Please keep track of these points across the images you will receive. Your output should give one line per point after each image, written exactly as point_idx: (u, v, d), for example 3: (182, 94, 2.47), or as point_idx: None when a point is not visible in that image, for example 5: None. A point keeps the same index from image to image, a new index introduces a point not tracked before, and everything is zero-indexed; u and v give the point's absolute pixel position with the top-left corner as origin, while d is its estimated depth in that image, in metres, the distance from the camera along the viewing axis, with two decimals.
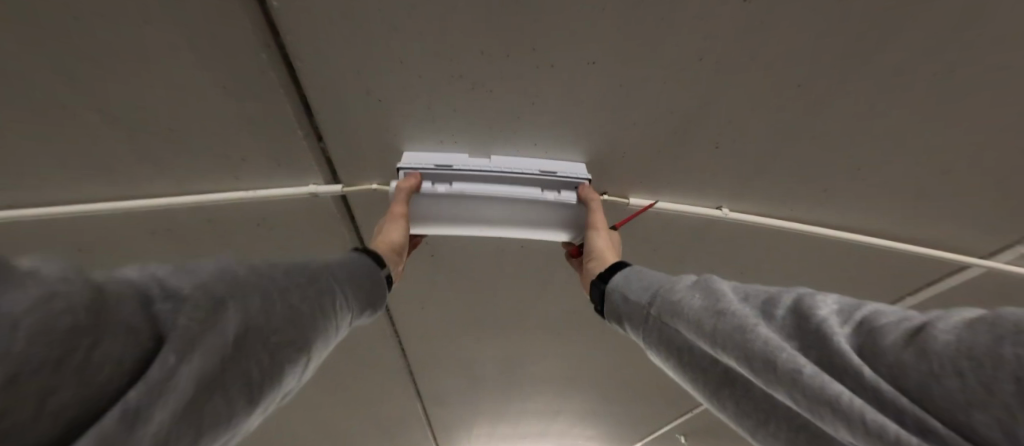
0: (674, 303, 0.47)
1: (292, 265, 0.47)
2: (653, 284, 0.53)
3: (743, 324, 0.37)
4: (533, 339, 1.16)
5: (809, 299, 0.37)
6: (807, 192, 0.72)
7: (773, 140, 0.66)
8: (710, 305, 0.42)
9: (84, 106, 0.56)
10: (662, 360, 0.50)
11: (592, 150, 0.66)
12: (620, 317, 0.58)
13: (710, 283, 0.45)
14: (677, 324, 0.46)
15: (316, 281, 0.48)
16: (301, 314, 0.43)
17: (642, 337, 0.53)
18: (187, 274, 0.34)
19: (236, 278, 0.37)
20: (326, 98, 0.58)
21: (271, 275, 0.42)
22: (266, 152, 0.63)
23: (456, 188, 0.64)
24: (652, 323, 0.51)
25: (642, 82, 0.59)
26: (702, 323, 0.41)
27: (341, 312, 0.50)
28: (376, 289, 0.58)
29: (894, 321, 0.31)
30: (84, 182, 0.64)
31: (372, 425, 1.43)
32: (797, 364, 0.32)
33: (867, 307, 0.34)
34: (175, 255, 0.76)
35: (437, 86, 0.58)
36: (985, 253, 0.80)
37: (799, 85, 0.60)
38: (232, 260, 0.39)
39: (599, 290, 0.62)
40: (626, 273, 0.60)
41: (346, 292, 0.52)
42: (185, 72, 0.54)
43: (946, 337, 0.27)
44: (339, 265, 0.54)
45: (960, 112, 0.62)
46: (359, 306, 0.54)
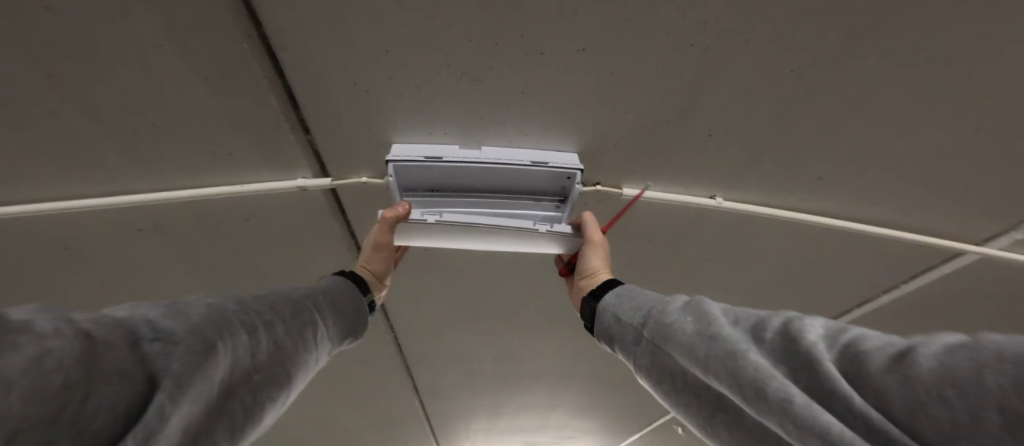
0: (664, 326, 0.46)
1: (273, 301, 0.47)
2: (643, 304, 0.52)
3: (733, 352, 0.37)
4: (529, 334, 1.16)
5: (796, 321, 0.36)
6: (802, 180, 0.72)
7: (768, 128, 0.65)
8: (700, 329, 0.41)
9: (63, 101, 0.55)
10: (652, 383, 0.50)
11: (584, 140, 0.65)
12: (610, 339, 0.56)
13: (700, 306, 0.44)
14: (669, 347, 0.45)
15: (294, 314, 0.49)
16: (275, 351, 0.44)
17: (632, 358, 0.52)
18: (171, 318, 0.33)
19: (218, 319, 0.37)
20: (313, 90, 0.57)
21: (250, 314, 0.42)
22: (252, 146, 0.61)
23: (445, 218, 0.61)
24: (643, 343, 0.50)
25: (634, 70, 0.58)
26: (693, 348, 0.41)
27: (318, 343, 0.51)
28: (354, 315, 0.61)
29: (881, 344, 0.30)
30: (67, 178, 0.63)
31: (370, 422, 1.43)
32: (786, 395, 0.31)
33: (853, 330, 0.34)
34: (165, 254, 0.75)
35: (426, 76, 0.57)
36: (980, 239, 0.80)
37: (794, 71, 0.59)
38: (211, 300, 0.39)
39: (590, 310, 0.61)
40: (620, 294, 0.58)
41: (324, 323, 0.53)
42: (165, 65, 0.53)
43: (928, 362, 0.26)
44: (317, 295, 0.55)
45: (957, 96, 0.62)
46: (333, 334, 0.56)
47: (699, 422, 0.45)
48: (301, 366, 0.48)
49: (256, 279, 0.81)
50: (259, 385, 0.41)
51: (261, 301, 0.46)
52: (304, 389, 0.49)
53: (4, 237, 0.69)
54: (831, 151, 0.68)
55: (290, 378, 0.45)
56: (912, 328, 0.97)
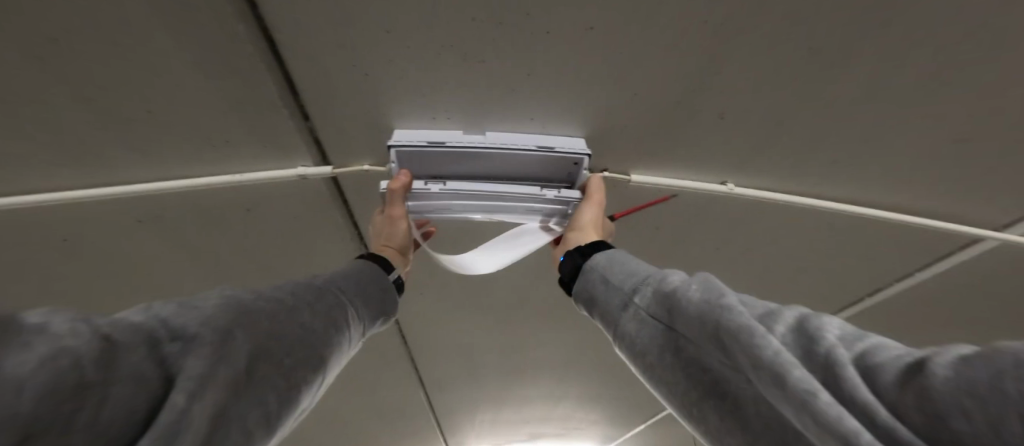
0: (671, 296, 0.43)
1: (293, 288, 0.46)
2: (646, 277, 0.50)
3: (737, 319, 0.32)
4: (535, 325, 1.15)
5: (816, 319, 0.32)
6: (816, 165, 0.70)
7: (782, 111, 0.63)
8: (705, 298, 0.37)
9: (57, 89, 0.54)
10: (643, 357, 0.47)
11: (591, 124, 0.63)
12: (593, 302, 0.56)
13: (709, 278, 0.40)
14: (673, 319, 0.42)
15: (316, 300, 0.47)
16: (305, 335, 0.42)
17: (627, 330, 0.50)
18: (185, 314, 0.32)
19: (236, 310, 0.36)
20: (311, 74, 0.55)
21: (271, 302, 0.41)
22: (251, 133, 0.60)
23: (450, 186, 0.62)
24: (646, 318, 0.47)
25: (643, 49, 0.56)
26: (697, 321, 0.37)
27: (348, 329, 0.50)
28: (383, 293, 0.60)
29: (895, 359, 0.26)
30: (65, 169, 0.61)
31: (376, 413, 1.43)
32: (785, 367, 0.27)
33: (870, 340, 0.29)
34: (167, 245, 0.74)
35: (427, 59, 0.55)
36: (1000, 225, 0.78)
37: (810, 49, 0.56)
38: (228, 291, 0.38)
39: (574, 265, 0.60)
40: (612, 260, 0.57)
41: (350, 305, 0.52)
42: (159, 49, 0.51)
43: (941, 375, 0.22)
44: (337, 280, 0.53)
45: (983, 75, 0.59)
46: (363, 317, 0.55)
47: (680, 398, 0.43)
48: (332, 353, 0.46)
49: (259, 270, 0.80)
50: (293, 369, 0.40)
51: (281, 289, 0.45)
52: (338, 373, 0.48)
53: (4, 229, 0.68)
54: (847, 134, 0.66)
55: (321, 366, 0.44)
56: (926, 316, 0.95)
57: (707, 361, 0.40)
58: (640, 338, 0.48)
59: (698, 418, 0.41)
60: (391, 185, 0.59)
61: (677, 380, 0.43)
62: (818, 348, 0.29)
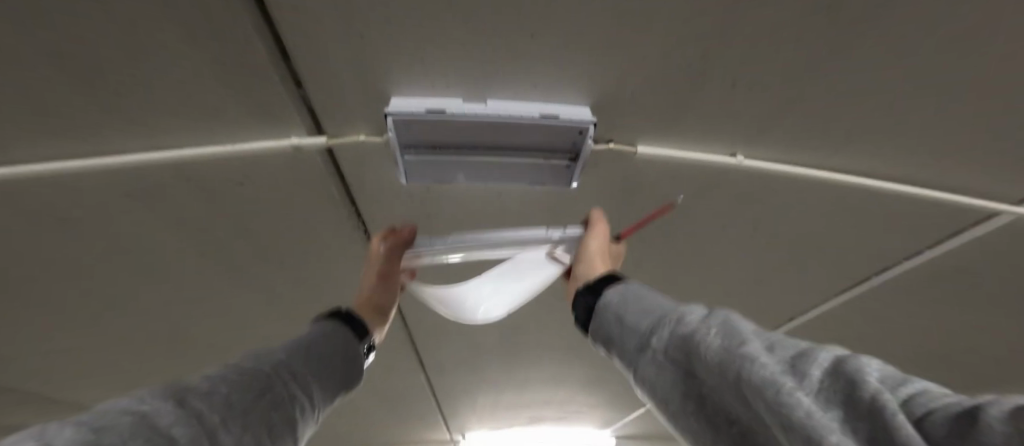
0: (690, 339, 0.38)
1: (236, 373, 0.41)
2: (662, 317, 0.45)
3: (761, 372, 0.28)
4: (536, 307, 1.14)
5: (851, 361, 0.26)
6: (831, 136, 0.67)
7: (796, 79, 0.60)
8: (729, 346, 0.33)
9: (31, 52, 0.50)
10: (665, 405, 0.41)
11: (596, 92, 0.61)
12: (611, 341, 0.53)
13: (735, 324, 0.35)
14: (693, 364, 0.37)
15: (254, 399, 0.40)
16: (246, 437, 0.38)
17: (643, 376, 0.44)
18: (87, 440, 0.27)
19: (156, 424, 0.31)
20: (304, 36, 0.52)
21: (207, 401, 0.37)
22: (241, 101, 0.57)
23: (454, 239, 0.68)
24: (662, 362, 0.42)
25: (654, 10, 0.53)
26: (719, 370, 0.32)
27: (297, 417, 0.45)
28: (340, 382, 0.55)
29: (947, 406, 0.20)
30: (47, 139, 0.59)
31: (377, 396, 1.43)
32: (815, 429, 0.23)
33: (919, 385, 0.24)
34: (158, 222, 0.72)
35: (424, 20, 0.52)
36: (1014, 200, 0.76)
37: (831, 10, 0.53)
38: (147, 399, 0.33)
39: (584, 303, 0.60)
40: (631, 304, 0.52)
41: (296, 404, 0.45)
42: (137, 8, 0.47)
43: (1003, 428, 0.17)
44: (286, 368, 0.47)
45: (1013, 39, 0.56)
46: (315, 399, 0.49)
47: None
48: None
49: (256, 246, 0.79)
50: None
51: (220, 377, 0.40)
52: None
53: None
54: (865, 103, 0.63)
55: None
56: (934, 294, 0.94)
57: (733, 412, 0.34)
58: (655, 386, 0.42)
59: None
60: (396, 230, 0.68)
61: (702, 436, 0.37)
62: (859, 393, 0.24)
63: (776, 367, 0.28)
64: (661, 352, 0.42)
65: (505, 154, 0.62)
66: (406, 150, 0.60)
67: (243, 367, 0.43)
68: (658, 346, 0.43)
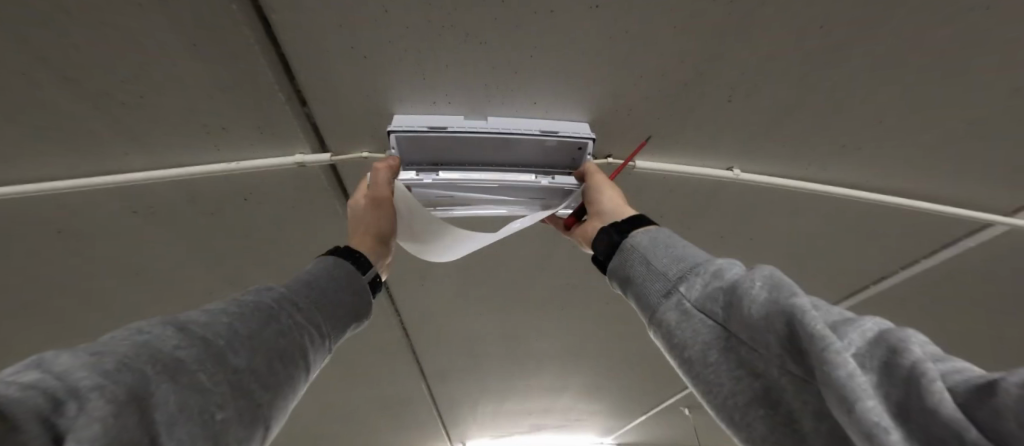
0: (730, 290, 0.36)
1: (235, 307, 0.39)
2: (689, 266, 0.43)
3: (809, 325, 0.26)
4: (537, 316, 1.15)
5: (897, 331, 0.25)
6: (824, 149, 0.68)
7: (790, 95, 0.61)
8: (774, 297, 0.31)
9: (44, 74, 0.52)
10: (680, 349, 0.41)
11: (594, 108, 0.62)
12: (629, 281, 0.49)
13: (781, 276, 0.33)
14: (729, 316, 0.36)
15: (260, 326, 0.39)
16: (256, 362, 0.37)
17: (661, 320, 0.43)
18: (85, 368, 0.26)
19: (153, 355, 0.30)
20: (308, 56, 0.53)
21: (205, 329, 0.35)
22: (246, 119, 0.58)
23: (443, 177, 0.60)
24: (690, 310, 0.41)
25: (649, 30, 0.54)
26: (762, 323, 0.31)
27: (308, 339, 0.44)
28: (354, 299, 0.53)
29: (972, 378, 0.21)
30: (57, 157, 0.60)
31: (378, 405, 1.43)
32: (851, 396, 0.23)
33: (955, 362, 0.23)
34: (163, 236, 0.73)
35: (426, 41, 0.53)
36: (1008, 211, 0.77)
37: (822, 28, 0.55)
38: (141, 333, 0.32)
39: (610, 241, 0.52)
40: (654, 241, 0.49)
41: (309, 330, 0.44)
42: (148, 31, 0.49)
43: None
44: (293, 297, 0.45)
45: (1000, 56, 0.57)
46: (327, 325, 0.48)
47: (713, 403, 0.38)
48: (286, 389, 0.39)
49: (259, 259, 0.80)
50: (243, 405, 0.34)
51: (218, 311, 0.38)
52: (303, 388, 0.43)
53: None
54: (857, 117, 0.64)
55: (273, 402, 0.37)
56: (930, 302, 0.95)
57: (756, 365, 0.35)
58: (671, 332, 0.42)
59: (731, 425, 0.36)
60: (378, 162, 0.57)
61: (712, 382, 0.38)
62: (898, 357, 0.23)
63: (822, 322, 0.26)
64: (690, 300, 0.41)
65: (506, 170, 0.62)
66: (407, 168, 0.61)
67: (244, 298, 0.42)
68: (685, 296, 0.42)
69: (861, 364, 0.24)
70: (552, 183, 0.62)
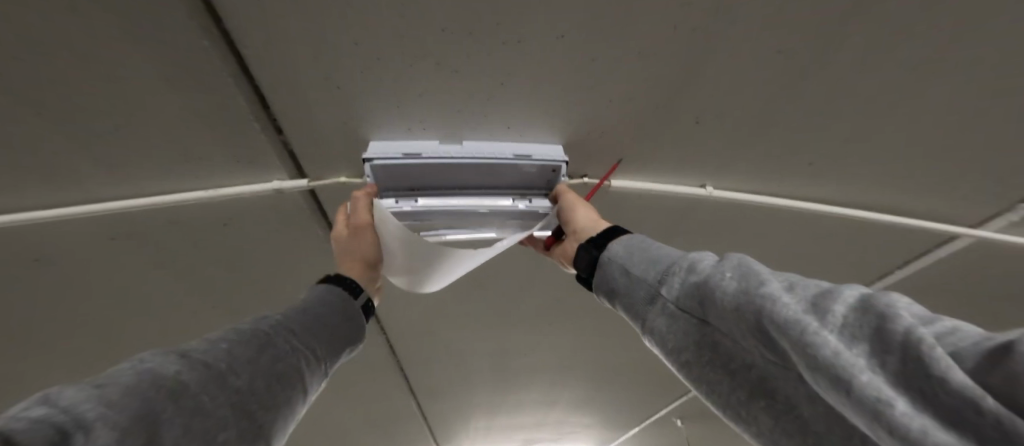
0: (703, 285, 0.37)
1: (234, 336, 0.40)
2: (666, 265, 0.44)
3: (786, 314, 0.28)
4: (524, 332, 1.15)
5: (879, 298, 0.26)
6: (794, 166, 0.70)
7: (756, 115, 0.63)
8: (746, 290, 0.32)
9: (19, 108, 0.52)
10: (676, 354, 0.41)
11: (566, 131, 0.63)
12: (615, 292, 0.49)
13: (750, 264, 0.34)
14: (709, 312, 0.37)
15: (258, 352, 0.40)
16: (259, 386, 0.38)
17: (651, 327, 0.44)
18: (89, 400, 0.26)
19: (157, 382, 0.31)
20: (283, 87, 0.54)
21: (208, 356, 0.36)
22: (223, 147, 0.59)
23: (422, 205, 0.62)
24: (676, 312, 0.41)
25: (614, 56, 0.56)
26: (739, 315, 0.32)
27: (307, 363, 0.45)
28: (348, 324, 0.54)
29: (964, 340, 0.21)
30: (33, 188, 0.60)
31: (368, 425, 1.42)
32: (849, 376, 0.23)
33: (940, 320, 0.24)
34: (142, 262, 0.73)
35: (397, 70, 0.54)
36: (974, 222, 0.79)
37: (781, 53, 0.56)
38: (145, 363, 0.32)
39: (589, 257, 0.53)
40: (629, 247, 0.50)
41: (306, 353, 0.45)
42: (123, 65, 0.50)
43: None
44: (289, 322, 0.46)
45: (953, 76, 0.59)
46: (325, 349, 0.49)
47: (719, 402, 0.38)
48: (287, 410, 0.40)
49: (240, 283, 0.80)
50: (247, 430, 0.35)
51: (218, 340, 0.39)
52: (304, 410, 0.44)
53: None
54: (822, 136, 0.66)
55: (275, 423, 0.38)
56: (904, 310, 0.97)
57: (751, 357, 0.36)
58: (664, 336, 0.42)
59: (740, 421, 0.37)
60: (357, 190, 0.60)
61: (714, 380, 0.38)
62: (889, 327, 0.24)
63: (801, 308, 0.28)
64: (672, 301, 0.42)
65: (483, 193, 0.64)
66: (385, 193, 0.63)
67: (242, 327, 0.43)
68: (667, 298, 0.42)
69: (850, 339, 0.25)
70: (530, 208, 0.65)
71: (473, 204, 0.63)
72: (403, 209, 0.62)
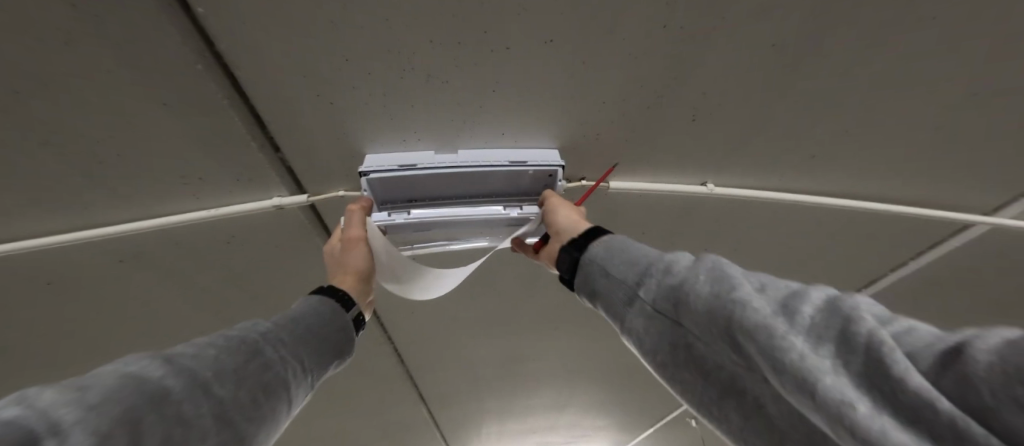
0: (677, 288, 0.37)
1: (224, 342, 0.40)
2: (641, 264, 0.43)
3: (755, 318, 0.28)
4: (532, 337, 1.14)
5: (846, 301, 0.27)
6: (795, 160, 0.69)
7: (754, 111, 0.62)
8: (719, 294, 0.31)
9: (21, 139, 0.53)
10: (650, 355, 0.41)
11: (561, 135, 0.63)
12: (592, 293, 0.48)
13: (721, 266, 0.34)
14: (680, 314, 0.36)
15: (246, 361, 0.39)
16: (244, 395, 0.37)
17: (626, 328, 0.43)
18: (65, 406, 0.26)
19: (138, 387, 0.30)
20: (276, 105, 0.55)
21: (193, 361, 0.35)
22: (222, 168, 0.60)
23: (413, 216, 0.62)
24: (648, 313, 0.41)
25: (606, 59, 0.55)
26: (713, 320, 0.32)
27: (295, 373, 0.44)
28: (340, 334, 0.53)
29: (923, 343, 0.23)
30: (42, 215, 0.62)
31: (380, 433, 1.42)
32: (814, 379, 0.24)
33: (899, 320, 0.26)
34: (149, 282, 0.74)
35: (389, 83, 0.55)
36: (989, 209, 0.77)
37: (777, 48, 0.56)
38: (130, 367, 0.32)
39: (571, 259, 0.52)
40: (605, 246, 0.49)
41: (296, 364, 0.45)
42: (120, 93, 0.51)
43: (985, 358, 0.20)
44: (278, 331, 0.46)
45: (959, 63, 0.58)
46: (314, 360, 0.48)
47: (691, 399, 0.38)
48: (269, 421, 0.39)
49: (246, 299, 0.81)
50: (227, 440, 0.34)
51: (207, 346, 0.39)
52: (288, 423, 0.43)
53: None
54: (824, 128, 0.65)
55: (257, 434, 0.37)
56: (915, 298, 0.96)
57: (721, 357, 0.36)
58: (637, 337, 0.42)
59: (710, 415, 0.37)
60: (352, 204, 0.60)
61: (686, 379, 0.38)
62: (855, 330, 0.25)
63: (770, 312, 0.28)
64: (647, 303, 0.41)
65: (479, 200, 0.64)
66: (380, 207, 0.63)
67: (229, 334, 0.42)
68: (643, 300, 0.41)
69: (818, 342, 0.26)
70: (522, 214, 0.64)
71: (465, 214, 0.62)
72: (395, 221, 0.62)
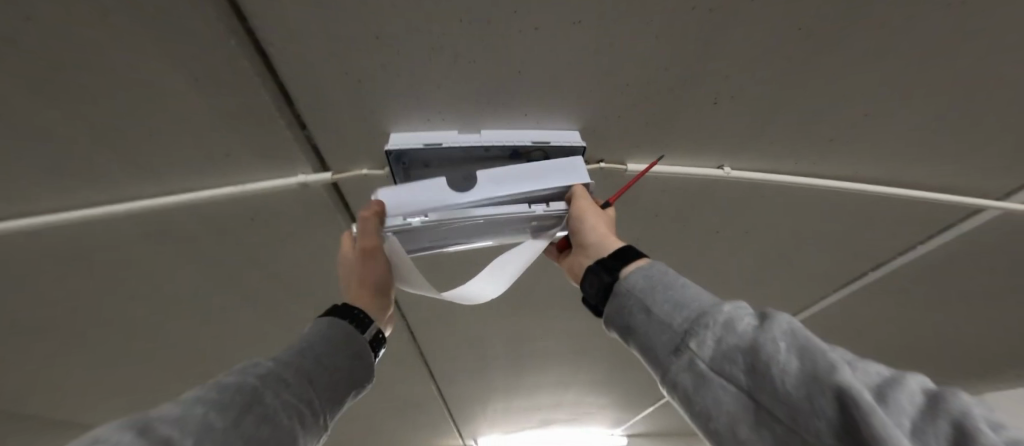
0: (753, 353, 0.34)
1: (211, 397, 0.40)
2: (696, 314, 0.41)
3: (874, 424, 0.25)
4: (541, 318, 1.17)
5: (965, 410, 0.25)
6: (813, 145, 0.70)
7: (777, 95, 0.63)
8: (823, 377, 0.29)
9: (56, 112, 0.54)
10: (697, 417, 0.37)
11: (582, 117, 0.64)
12: (633, 333, 0.45)
13: (811, 341, 0.32)
14: (755, 384, 0.33)
15: (235, 416, 0.40)
16: None
17: (674, 381, 0.40)
18: None
19: None
20: (304, 83, 0.56)
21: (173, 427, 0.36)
22: (250, 145, 0.61)
23: (433, 218, 0.58)
24: (703, 371, 0.38)
25: (634, 40, 0.55)
26: (807, 405, 0.29)
27: (291, 422, 0.44)
28: (345, 370, 0.53)
29: None
30: (72, 189, 0.63)
31: (390, 406, 1.47)
32: None
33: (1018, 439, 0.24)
34: (175, 256, 0.76)
35: (417, 61, 0.55)
36: (1001, 195, 0.78)
37: (806, 32, 0.55)
38: (109, 439, 0.33)
39: (602, 284, 0.50)
40: (652, 282, 0.46)
41: (293, 409, 0.45)
42: (153, 68, 0.51)
43: None
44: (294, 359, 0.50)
45: (990, 49, 0.57)
46: (314, 400, 0.48)
47: None
48: None
49: (268, 273, 0.83)
50: None
51: (192, 404, 0.39)
52: None
53: (16, 247, 0.70)
54: (843, 112, 0.65)
55: None
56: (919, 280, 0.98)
57: None
58: (685, 394, 0.39)
59: None
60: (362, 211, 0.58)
61: None
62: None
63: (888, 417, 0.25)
64: (703, 360, 0.38)
65: (501, 202, 0.60)
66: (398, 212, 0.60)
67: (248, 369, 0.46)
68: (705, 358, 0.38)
69: None
70: (546, 212, 0.61)
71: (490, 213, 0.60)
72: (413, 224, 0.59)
